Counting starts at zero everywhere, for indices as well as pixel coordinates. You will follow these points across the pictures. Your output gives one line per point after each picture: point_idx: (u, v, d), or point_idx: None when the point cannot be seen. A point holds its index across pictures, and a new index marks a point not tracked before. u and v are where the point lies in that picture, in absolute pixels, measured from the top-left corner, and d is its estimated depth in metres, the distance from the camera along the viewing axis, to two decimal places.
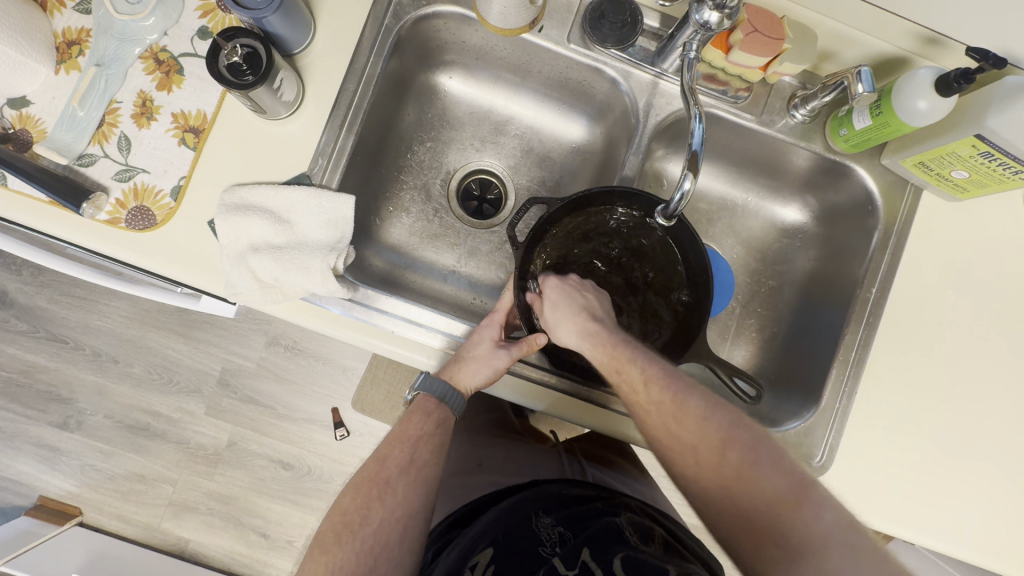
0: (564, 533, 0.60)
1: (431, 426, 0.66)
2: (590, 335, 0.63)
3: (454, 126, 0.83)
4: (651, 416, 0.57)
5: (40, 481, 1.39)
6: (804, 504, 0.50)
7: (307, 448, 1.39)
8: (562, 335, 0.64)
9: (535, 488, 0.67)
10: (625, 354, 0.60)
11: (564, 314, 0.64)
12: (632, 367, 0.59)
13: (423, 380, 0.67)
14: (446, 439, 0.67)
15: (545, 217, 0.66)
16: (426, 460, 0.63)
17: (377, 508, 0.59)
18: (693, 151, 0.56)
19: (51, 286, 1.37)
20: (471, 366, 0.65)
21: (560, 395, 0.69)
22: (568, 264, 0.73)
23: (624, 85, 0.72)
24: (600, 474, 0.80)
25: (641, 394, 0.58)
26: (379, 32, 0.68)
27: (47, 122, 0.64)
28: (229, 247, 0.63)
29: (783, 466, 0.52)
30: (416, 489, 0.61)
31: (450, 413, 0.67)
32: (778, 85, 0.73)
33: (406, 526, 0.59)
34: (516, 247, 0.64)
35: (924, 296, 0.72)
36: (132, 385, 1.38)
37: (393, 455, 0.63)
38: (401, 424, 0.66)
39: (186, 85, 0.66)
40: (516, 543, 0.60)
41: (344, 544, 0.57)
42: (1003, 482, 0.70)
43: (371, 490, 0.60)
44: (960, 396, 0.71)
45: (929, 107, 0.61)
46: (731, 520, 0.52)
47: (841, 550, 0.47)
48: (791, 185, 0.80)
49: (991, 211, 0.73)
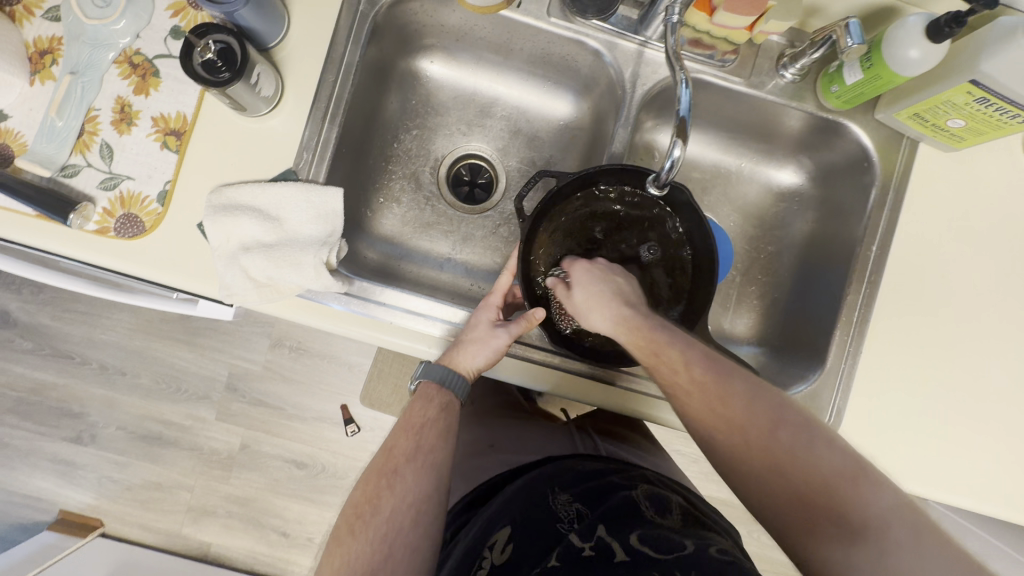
0: (581, 509, 0.60)
1: (433, 411, 0.65)
2: (625, 321, 0.59)
3: (440, 112, 0.82)
4: (692, 398, 0.53)
5: (59, 495, 1.41)
6: (862, 483, 0.45)
7: (319, 446, 1.40)
8: (601, 321, 0.61)
9: (550, 467, 0.68)
10: (663, 338, 0.56)
11: (595, 300, 0.62)
12: (672, 351, 0.55)
13: (423, 369, 0.67)
14: (452, 422, 0.66)
15: (554, 191, 0.65)
16: (433, 446, 0.62)
17: (388, 497, 0.58)
18: (681, 116, 0.53)
19: (53, 303, 1.38)
20: (469, 349, 0.65)
21: (565, 373, 0.69)
22: (570, 246, 0.71)
23: (608, 56, 0.71)
24: (614, 448, 0.79)
25: (681, 375, 0.54)
26: (354, 19, 0.67)
27: (27, 136, 0.63)
28: (221, 249, 0.62)
29: (838, 447, 0.47)
30: (426, 473, 0.60)
31: (452, 397, 0.66)
32: (766, 45, 0.71)
33: (419, 512, 0.58)
34: (521, 218, 0.64)
35: (925, 249, 0.71)
36: (140, 396, 1.39)
37: (400, 444, 0.62)
38: (406, 413, 0.66)
39: (164, 88, 0.65)
40: (534, 520, 0.59)
41: (358, 536, 0.56)
42: (1014, 430, 0.69)
43: (381, 479, 0.60)
44: (967, 349, 0.70)
45: (921, 56, 0.58)
46: (788, 504, 0.46)
47: (904, 534, 0.42)
48: (784, 148, 0.79)
49: (990, 159, 0.72)
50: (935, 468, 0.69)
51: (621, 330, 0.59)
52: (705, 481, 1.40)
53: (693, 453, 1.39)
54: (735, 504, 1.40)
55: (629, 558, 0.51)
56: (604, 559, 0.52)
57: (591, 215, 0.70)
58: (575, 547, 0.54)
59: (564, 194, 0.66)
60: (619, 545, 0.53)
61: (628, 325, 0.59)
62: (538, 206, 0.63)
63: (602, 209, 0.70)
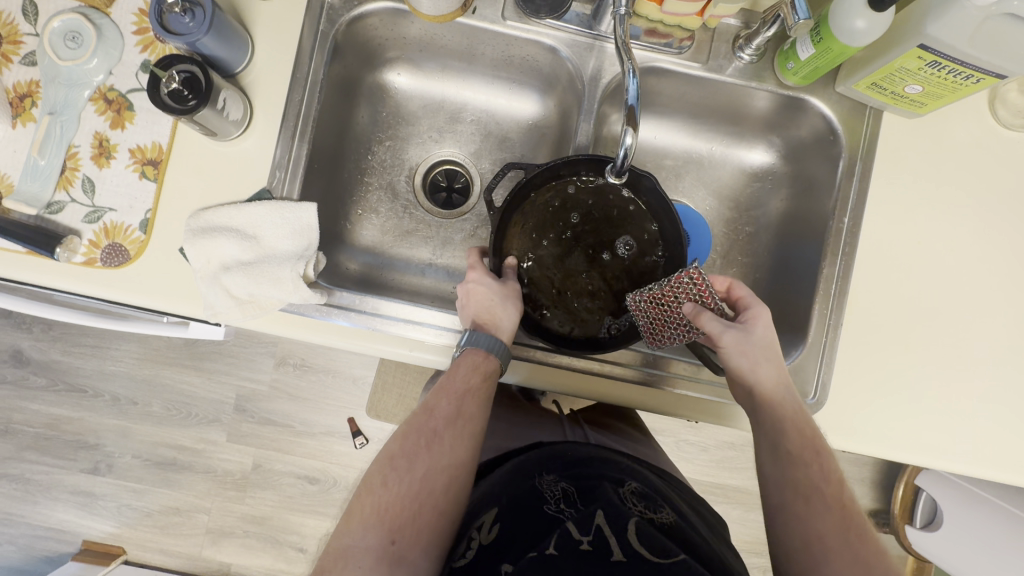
0: (569, 492, 0.61)
1: (477, 379, 0.63)
2: (787, 394, 0.62)
3: (411, 121, 0.84)
4: (829, 507, 0.56)
5: (82, 526, 1.44)
6: None
7: (330, 460, 1.41)
8: (763, 373, 0.62)
9: (541, 449, 0.67)
10: (821, 443, 0.60)
11: (771, 361, 0.62)
12: (835, 470, 0.59)
13: (469, 338, 0.64)
14: (492, 390, 0.64)
15: (522, 184, 0.66)
16: (473, 414, 0.61)
17: (424, 455, 0.58)
18: (629, 105, 0.54)
19: (62, 339, 1.42)
20: (502, 306, 0.65)
21: (548, 366, 0.70)
22: (545, 239, 0.72)
23: (565, 52, 0.72)
24: (601, 436, 0.80)
25: (833, 489, 0.58)
26: (316, 39, 0.69)
27: (13, 177, 0.66)
28: (202, 270, 0.64)
29: None
30: (463, 441, 0.60)
31: (496, 365, 0.64)
32: (720, 28, 0.72)
33: (453, 476, 0.58)
34: (493, 212, 0.66)
35: (897, 217, 0.71)
36: (153, 423, 1.42)
37: (441, 406, 0.61)
38: (447, 373, 0.63)
39: (138, 120, 0.67)
40: (522, 502, 0.60)
41: (391, 486, 0.56)
42: (1002, 391, 0.69)
43: (419, 438, 0.59)
44: (950, 314, 0.70)
45: (868, 26, 0.58)
46: None
47: None
48: (753, 128, 0.79)
49: (957, 123, 0.72)
50: (925, 435, 0.69)
51: (768, 389, 0.61)
52: (716, 469, 1.39)
53: (701, 442, 1.39)
54: (748, 489, 1.40)
55: (627, 560, 0.51)
56: (601, 556, 0.51)
57: (563, 209, 0.71)
58: (573, 539, 0.53)
59: (530, 185, 0.68)
60: (617, 543, 0.52)
61: (783, 400, 0.61)
62: (507, 198, 0.66)
63: (571, 201, 0.71)
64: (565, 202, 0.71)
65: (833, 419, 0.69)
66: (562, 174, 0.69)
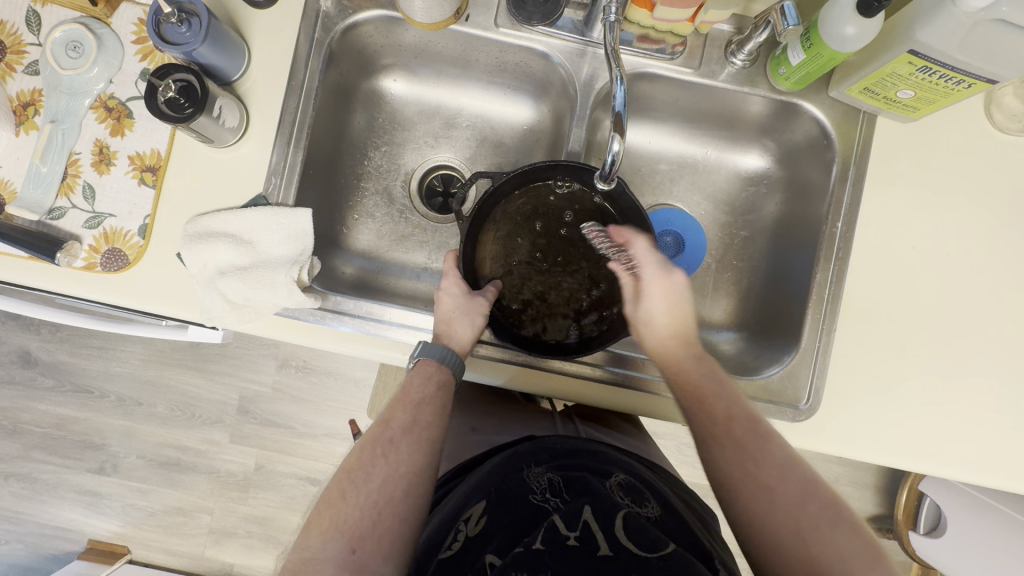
0: (554, 482, 0.61)
1: (432, 388, 0.63)
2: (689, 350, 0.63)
3: (406, 127, 0.84)
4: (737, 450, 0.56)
5: (88, 525, 1.47)
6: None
7: (331, 462, 1.43)
8: (657, 329, 0.64)
9: (532, 441, 0.67)
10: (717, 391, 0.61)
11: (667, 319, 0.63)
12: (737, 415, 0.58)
13: (424, 347, 0.65)
14: (449, 400, 0.64)
15: (494, 189, 0.67)
16: (430, 421, 0.62)
17: (382, 465, 0.58)
18: (617, 112, 0.55)
19: (69, 341, 1.44)
20: (464, 320, 0.66)
21: (522, 367, 0.71)
22: (517, 244, 0.72)
23: (558, 58, 0.73)
24: (594, 431, 0.80)
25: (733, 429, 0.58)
26: (311, 46, 0.70)
27: (16, 183, 0.68)
28: (198, 275, 0.65)
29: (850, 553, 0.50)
30: (421, 446, 0.60)
31: (450, 374, 0.65)
32: (713, 34, 0.72)
33: (412, 483, 0.58)
34: (462, 219, 0.66)
35: (891, 222, 0.71)
36: (158, 424, 1.44)
37: (397, 417, 0.61)
38: (402, 387, 0.64)
39: (138, 127, 0.69)
40: (510, 493, 0.60)
41: (349, 499, 0.56)
42: (998, 397, 0.69)
43: (376, 448, 0.59)
44: (944, 320, 0.70)
45: (857, 32, 0.58)
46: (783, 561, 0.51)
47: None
48: (748, 132, 0.79)
49: (952, 128, 0.72)
50: (917, 440, 0.68)
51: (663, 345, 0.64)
52: None
53: None
54: None
55: (613, 554, 0.51)
56: (588, 552, 0.52)
57: (535, 215, 0.72)
58: (561, 535, 0.54)
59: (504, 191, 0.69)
60: (603, 538, 0.53)
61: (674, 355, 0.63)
62: (475, 207, 0.67)
63: (548, 207, 0.72)
64: (538, 209, 0.72)
65: (826, 424, 0.69)
66: (535, 180, 0.69)
